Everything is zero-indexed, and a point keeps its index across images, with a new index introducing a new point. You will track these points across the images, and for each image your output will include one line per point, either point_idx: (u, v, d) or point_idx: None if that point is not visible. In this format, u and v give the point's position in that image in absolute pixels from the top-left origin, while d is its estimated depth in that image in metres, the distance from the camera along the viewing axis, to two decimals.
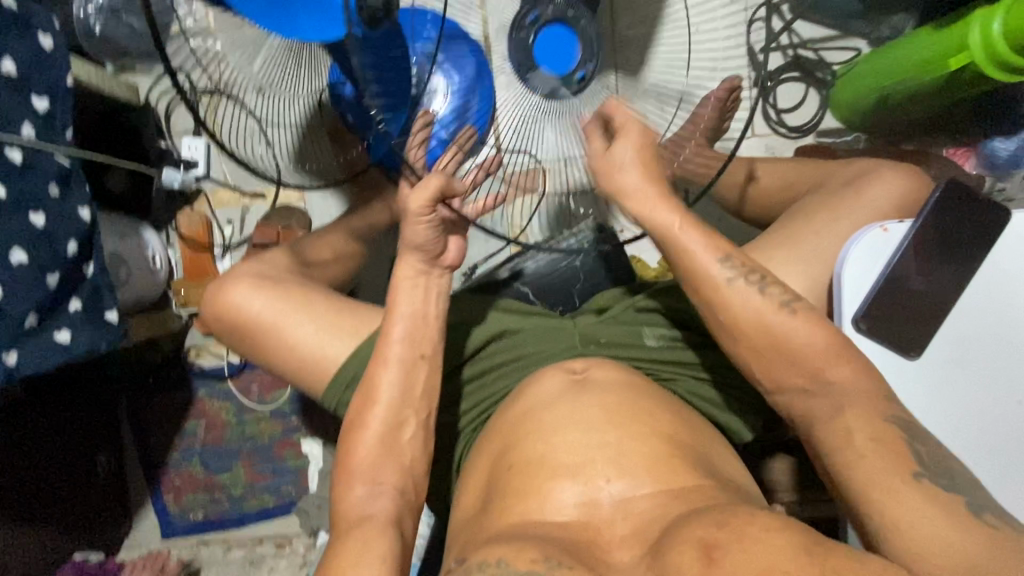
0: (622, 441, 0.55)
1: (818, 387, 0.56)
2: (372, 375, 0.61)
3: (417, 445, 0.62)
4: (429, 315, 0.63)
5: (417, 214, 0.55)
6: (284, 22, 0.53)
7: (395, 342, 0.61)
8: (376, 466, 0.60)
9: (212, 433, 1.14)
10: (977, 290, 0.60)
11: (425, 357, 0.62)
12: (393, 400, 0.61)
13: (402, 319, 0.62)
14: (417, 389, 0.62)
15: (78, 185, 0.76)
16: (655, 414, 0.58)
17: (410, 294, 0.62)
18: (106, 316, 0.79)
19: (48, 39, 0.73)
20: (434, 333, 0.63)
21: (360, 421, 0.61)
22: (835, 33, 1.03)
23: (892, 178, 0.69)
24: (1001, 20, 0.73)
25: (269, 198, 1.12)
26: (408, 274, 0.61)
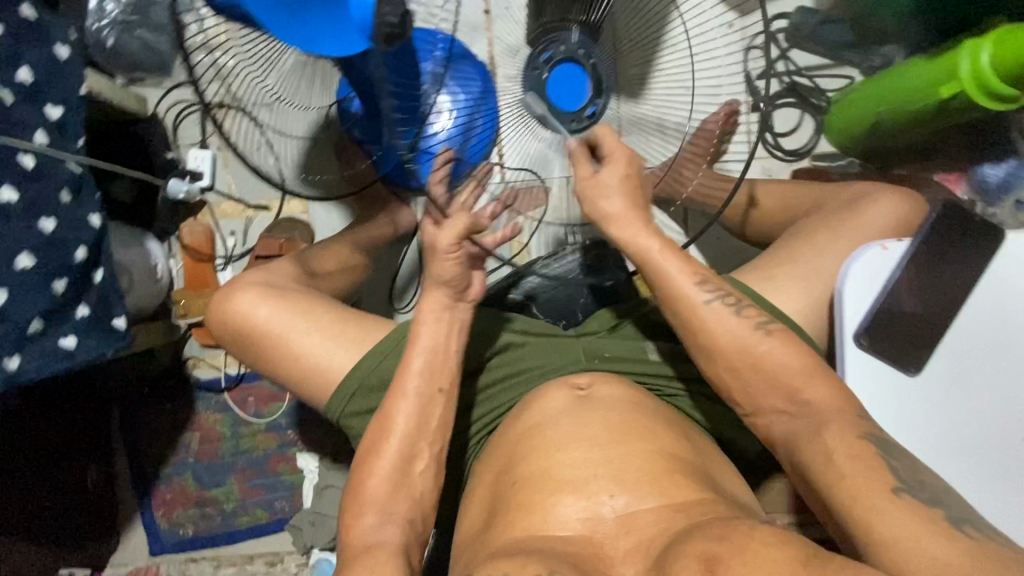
0: (626, 458, 0.54)
1: (794, 409, 0.55)
2: (392, 407, 0.61)
3: (428, 478, 0.61)
4: (450, 349, 0.63)
5: (445, 250, 0.61)
6: (308, 39, 0.55)
7: (414, 376, 0.61)
8: (390, 498, 0.59)
9: (207, 446, 1.12)
10: (972, 309, 0.62)
11: (443, 392, 0.62)
12: (409, 428, 0.60)
13: (422, 352, 0.62)
14: (433, 422, 0.61)
15: (90, 193, 0.76)
16: (657, 429, 0.58)
17: (432, 329, 0.62)
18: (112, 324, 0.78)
19: (64, 49, 0.74)
20: (452, 363, 0.63)
21: (376, 450, 0.60)
22: (829, 62, 1.06)
23: (889, 200, 0.70)
24: (990, 51, 0.77)
25: (273, 210, 1.12)
26: (434, 307, 0.63)
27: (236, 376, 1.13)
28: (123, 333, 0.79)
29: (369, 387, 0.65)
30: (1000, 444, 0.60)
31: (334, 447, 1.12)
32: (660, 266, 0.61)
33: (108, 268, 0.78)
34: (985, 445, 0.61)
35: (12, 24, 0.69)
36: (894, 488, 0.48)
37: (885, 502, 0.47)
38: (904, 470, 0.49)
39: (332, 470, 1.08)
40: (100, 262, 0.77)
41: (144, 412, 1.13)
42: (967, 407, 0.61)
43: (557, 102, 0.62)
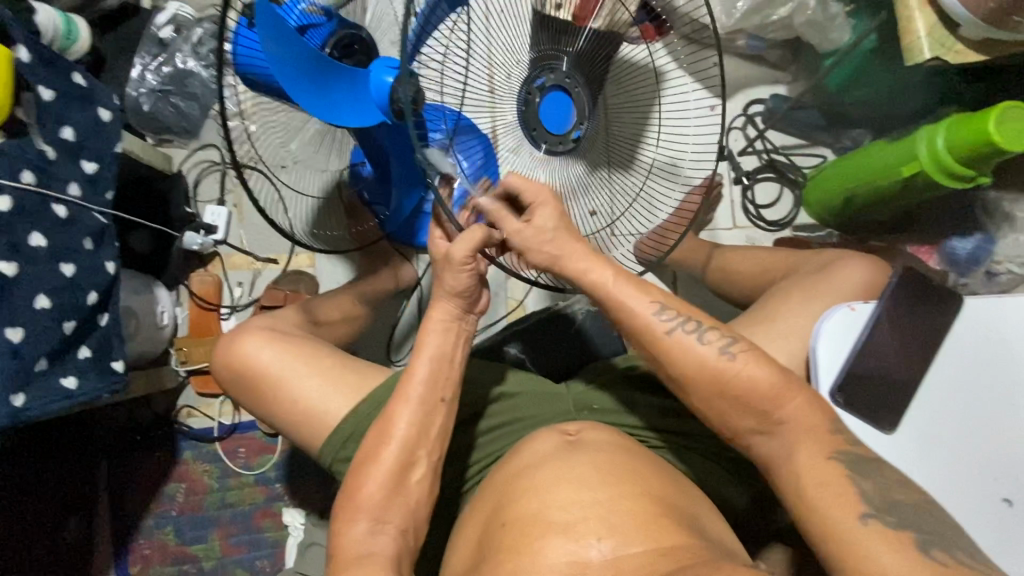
0: (614, 500, 0.55)
1: (768, 426, 0.57)
2: (392, 412, 0.63)
3: (424, 488, 0.63)
4: (453, 358, 0.66)
5: (459, 263, 0.63)
6: (330, 111, 0.61)
7: (417, 383, 0.64)
8: (384, 504, 0.60)
9: (192, 498, 1.10)
10: (939, 370, 0.65)
11: (445, 401, 0.64)
12: (409, 436, 0.62)
13: (428, 359, 0.65)
14: (432, 430, 0.64)
15: (110, 241, 0.81)
16: (646, 476, 0.58)
17: (440, 335, 0.66)
18: (112, 366, 0.81)
19: (107, 112, 0.81)
20: (454, 373, 0.66)
21: (373, 452, 0.62)
22: (802, 143, 1.15)
23: (857, 264, 0.75)
24: (943, 137, 0.84)
25: (282, 263, 1.17)
26: (440, 318, 0.66)
27: (229, 425, 1.13)
28: (117, 376, 0.81)
29: (363, 431, 0.67)
30: (976, 502, 0.63)
31: (324, 501, 1.11)
32: (614, 295, 0.63)
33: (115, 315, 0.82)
34: (963, 502, 0.63)
35: (62, 89, 0.76)
36: (862, 514, 0.50)
37: (868, 542, 0.49)
38: (873, 493, 0.52)
39: (318, 526, 1.06)
40: (106, 308, 0.81)
41: (132, 461, 1.11)
42: (944, 463, 0.64)
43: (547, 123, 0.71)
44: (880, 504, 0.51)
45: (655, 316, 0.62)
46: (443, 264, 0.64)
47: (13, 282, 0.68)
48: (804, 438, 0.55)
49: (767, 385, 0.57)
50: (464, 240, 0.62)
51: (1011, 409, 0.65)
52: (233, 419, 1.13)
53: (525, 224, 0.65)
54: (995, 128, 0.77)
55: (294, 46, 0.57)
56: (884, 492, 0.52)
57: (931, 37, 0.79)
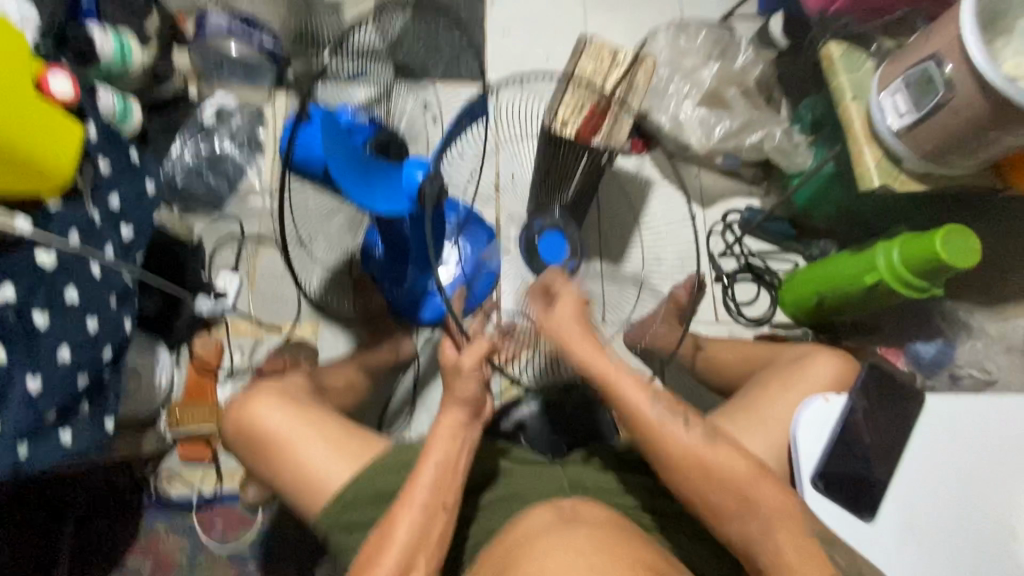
0: (609, 563, 0.53)
1: (749, 506, 0.60)
2: (393, 518, 0.62)
3: None
4: (456, 466, 0.66)
5: (469, 371, 0.67)
6: (367, 198, 0.69)
7: (422, 486, 0.63)
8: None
9: (158, 574, 1.05)
10: (909, 462, 0.70)
11: (446, 508, 0.64)
12: (409, 543, 0.61)
13: (434, 465, 0.64)
14: (433, 534, 0.63)
15: (131, 301, 0.87)
16: (642, 549, 0.58)
17: (446, 444, 0.66)
18: (104, 423, 0.82)
19: (151, 185, 0.91)
20: (458, 479, 0.66)
21: (374, 560, 0.60)
22: (775, 248, 1.26)
23: (829, 357, 0.82)
24: (898, 252, 0.96)
25: (285, 331, 1.21)
26: (451, 424, 0.67)
27: (209, 496, 1.09)
28: (107, 434, 0.82)
29: (361, 499, 0.68)
30: None
31: None
32: (614, 384, 0.68)
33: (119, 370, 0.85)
34: None
35: (117, 162, 0.85)
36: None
37: None
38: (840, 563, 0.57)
39: None
40: (114, 365, 0.84)
41: (101, 530, 1.06)
42: (917, 554, 0.67)
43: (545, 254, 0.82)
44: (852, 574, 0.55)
45: (653, 406, 0.67)
46: (451, 373, 0.67)
47: (41, 333, 0.71)
48: (788, 524, 0.60)
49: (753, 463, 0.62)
50: (473, 351, 0.67)
51: (979, 502, 0.70)
52: (214, 488, 1.10)
53: (550, 314, 0.72)
54: (940, 246, 0.88)
55: (345, 144, 0.67)
56: (855, 567, 0.56)
57: (879, 168, 0.93)
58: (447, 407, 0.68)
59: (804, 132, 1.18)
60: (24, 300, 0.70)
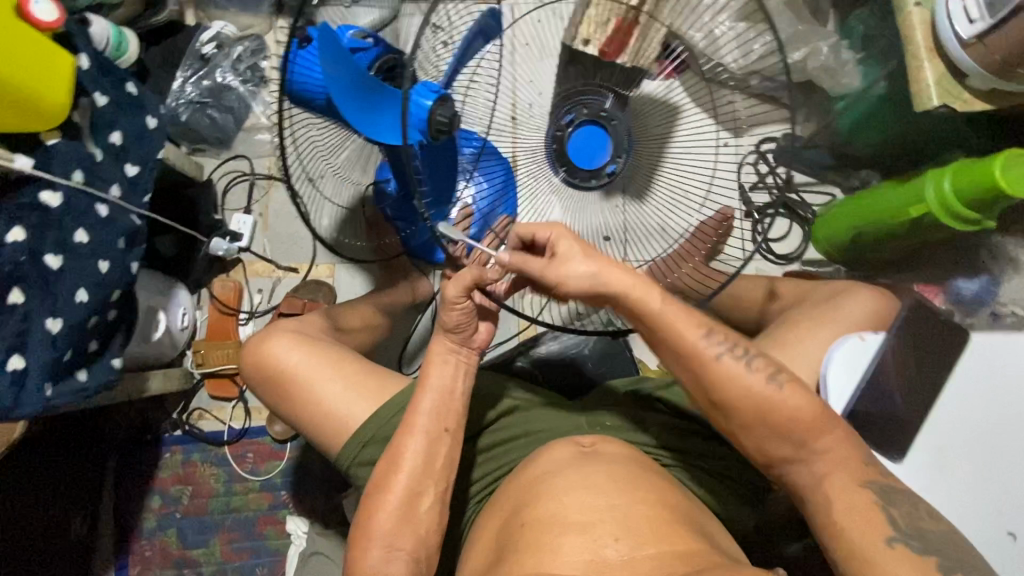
0: (630, 503, 0.54)
1: (783, 445, 0.58)
2: (400, 444, 0.64)
3: (434, 516, 0.63)
4: (456, 390, 0.66)
5: (452, 301, 0.63)
6: (370, 127, 0.65)
7: (423, 413, 0.64)
8: (396, 533, 0.62)
9: (196, 502, 1.11)
10: (948, 401, 0.68)
11: (449, 432, 0.65)
12: (416, 468, 0.63)
13: (432, 391, 0.65)
14: (438, 461, 0.64)
15: (140, 241, 0.85)
16: (653, 480, 0.58)
17: (441, 369, 0.66)
18: (111, 363, 0.82)
19: (153, 120, 0.86)
20: (459, 405, 0.66)
21: (384, 485, 0.63)
22: (812, 181, 1.19)
23: (867, 295, 0.78)
24: (949, 180, 0.88)
25: (302, 272, 1.20)
26: (440, 350, 0.67)
27: (239, 430, 1.14)
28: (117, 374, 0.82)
29: (383, 436, 0.68)
30: (976, 535, 0.65)
31: (328, 512, 1.11)
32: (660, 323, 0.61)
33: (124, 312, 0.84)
34: (965, 530, 0.65)
35: (114, 96, 0.80)
36: (889, 538, 0.54)
37: (875, 554, 0.52)
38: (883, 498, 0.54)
39: (323, 535, 1.06)
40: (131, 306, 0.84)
41: (141, 460, 1.12)
42: (950, 493, 0.66)
43: (576, 159, 0.77)
44: (909, 531, 0.55)
45: (704, 341, 0.61)
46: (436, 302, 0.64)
47: (56, 275, 0.71)
48: None
49: (820, 424, 0.60)
50: (455, 281, 0.61)
51: (1019, 442, 0.67)
52: (243, 423, 1.14)
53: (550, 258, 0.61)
54: (1000, 175, 0.80)
55: (346, 65, 0.61)
56: None
57: (940, 86, 0.83)
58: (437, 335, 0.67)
59: (854, 48, 1.07)
60: (36, 242, 0.69)
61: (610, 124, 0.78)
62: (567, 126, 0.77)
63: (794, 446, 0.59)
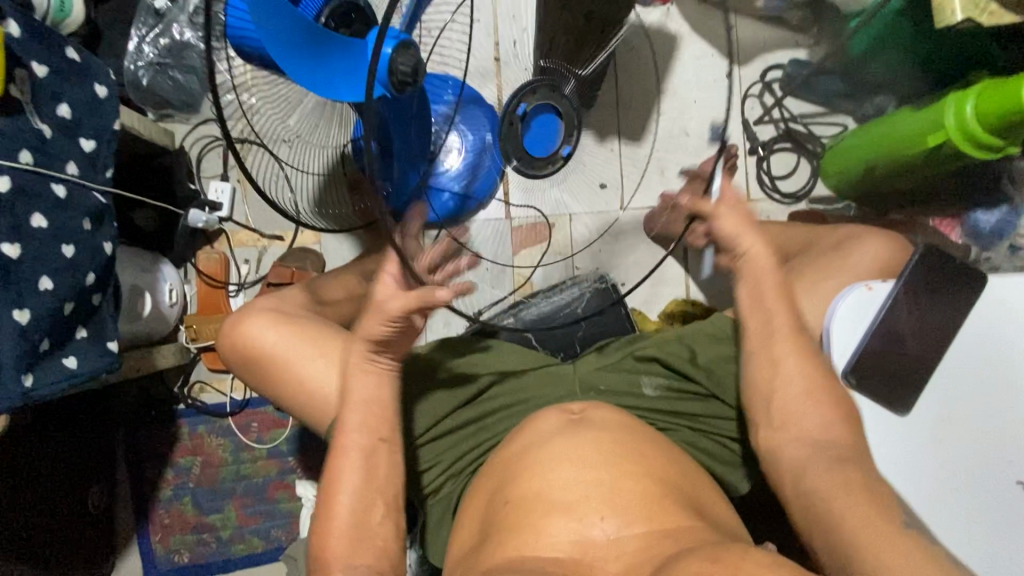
0: (617, 479, 0.58)
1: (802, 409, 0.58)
2: (339, 465, 0.66)
3: (388, 527, 0.67)
4: (384, 400, 0.68)
5: (387, 316, 0.62)
6: (325, 83, 0.62)
7: (353, 430, 0.66)
8: (353, 552, 0.64)
9: (207, 471, 1.13)
10: (959, 349, 0.66)
11: (384, 441, 0.67)
12: (360, 484, 0.66)
13: (359, 406, 0.67)
14: (380, 472, 0.67)
15: (108, 221, 0.81)
16: (648, 455, 0.62)
17: (370, 382, 0.67)
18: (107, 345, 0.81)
19: (102, 88, 0.79)
20: (392, 413, 0.68)
21: (329, 508, 0.65)
22: (823, 110, 1.10)
23: (879, 240, 0.73)
24: (973, 103, 0.80)
25: (287, 240, 1.17)
26: (359, 360, 0.67)
27: (241, 401, 1.14)
28: (116, 355, 0.81)
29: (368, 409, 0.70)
30: (983, 485, 0.64)
31: None
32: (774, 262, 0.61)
33: (109, 294, 0.82)
34: (973, 479, 0.64)
35: (54, 65, 0.74)
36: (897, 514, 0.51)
37: None
38: None
39: None
40: (105, 288, 0.81)
41: (150, 433, 1.14)
42: (955, 442, 0.64)
43: (531, 147, 0.75)
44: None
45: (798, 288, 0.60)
46: (374, 310, 0.62)
47: (16, 264, 0.68)
48: None
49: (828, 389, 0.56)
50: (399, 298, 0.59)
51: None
52: (245, 394, 1.15)
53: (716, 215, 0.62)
54: None
55: (284, 16, 0.60)
56: None
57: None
58: (353, 345, 0.67)
59: None
60: None
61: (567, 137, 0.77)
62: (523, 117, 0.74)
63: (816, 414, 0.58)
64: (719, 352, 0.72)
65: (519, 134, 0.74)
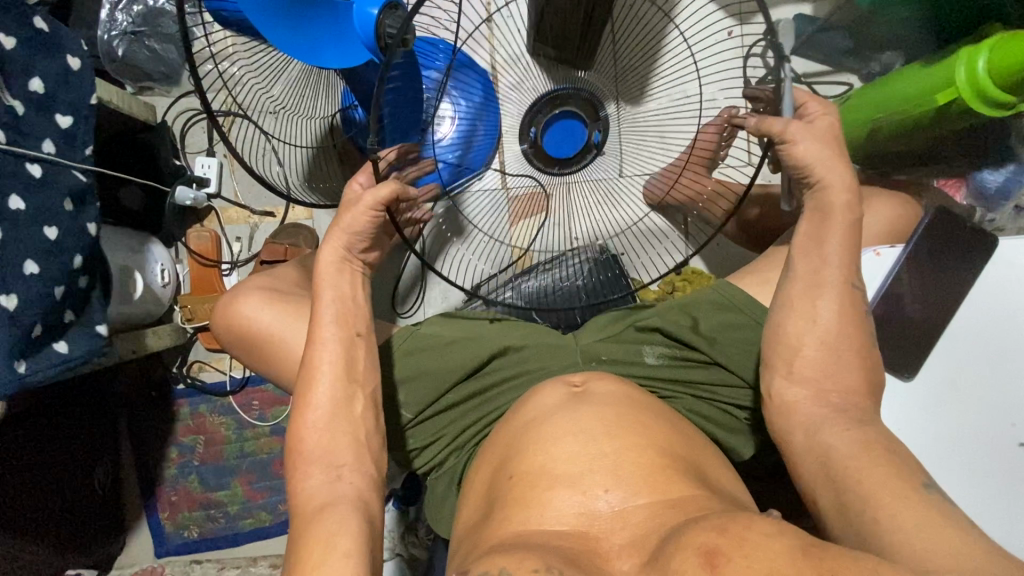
0: (621, 452, 0.58)
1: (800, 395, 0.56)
2: (312, 360, 0.63)
3: (369, 419, 0.64)
4: (356, 297, 0.65)
5: (368, 205, 0.62)
6: (311, 52, 0.59)
7: (327, 323, 0.63)
8: (331, 450, 0.61)
9: (211, 450, 1.13)
10: (966, 313, 0.65)
11: (361, 335, 0.65)
12: (336, 374, 0.63)
13: (330, 301, 0.64)
14: (358, 365, 0.64)
15: (92, 201, 0.78)
16: (650, 427, 0.62)
17: (336, 277, 0.64)
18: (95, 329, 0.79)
19: (76, 60, 0.76)
20: (364, 310, 0.66)
21: (304, 402, 0.62)
22: (827, 69, 1.07)
23: (887, 205, 0.72)
24: (986, 57, 0.76)
25: (279, 216, 1.14)
26: (331, 260, 0.65)
27: (241, 380, 1.14)
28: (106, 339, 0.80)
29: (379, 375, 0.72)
30: (988, 447, 0.64)
31: None
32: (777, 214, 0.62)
33: (96, 277, 0.80)
34: (976, 446, 0.64)
35: (23, 36, 0.70)
36: (896, 479, 0.51)
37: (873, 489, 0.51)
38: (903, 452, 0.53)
39: None
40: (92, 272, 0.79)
41: (152, 414, 1.14)
42: (959, 406, 0.65)
43: (557, 150, 0.70)
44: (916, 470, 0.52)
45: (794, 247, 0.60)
46: (347, 203, 0.63)
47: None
48: None
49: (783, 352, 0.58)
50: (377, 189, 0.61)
51: None
52: (244, 373, 1.14)
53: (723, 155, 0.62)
54: None
55: None
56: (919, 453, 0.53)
57: None
58: (326, 240, 0.64)
59: None
60: None
61: (594, 124, 0.69)
62: (542, 120, 0.70)
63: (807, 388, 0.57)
64: (722, 318, 0.71)
65: (539, 142, 0.70)
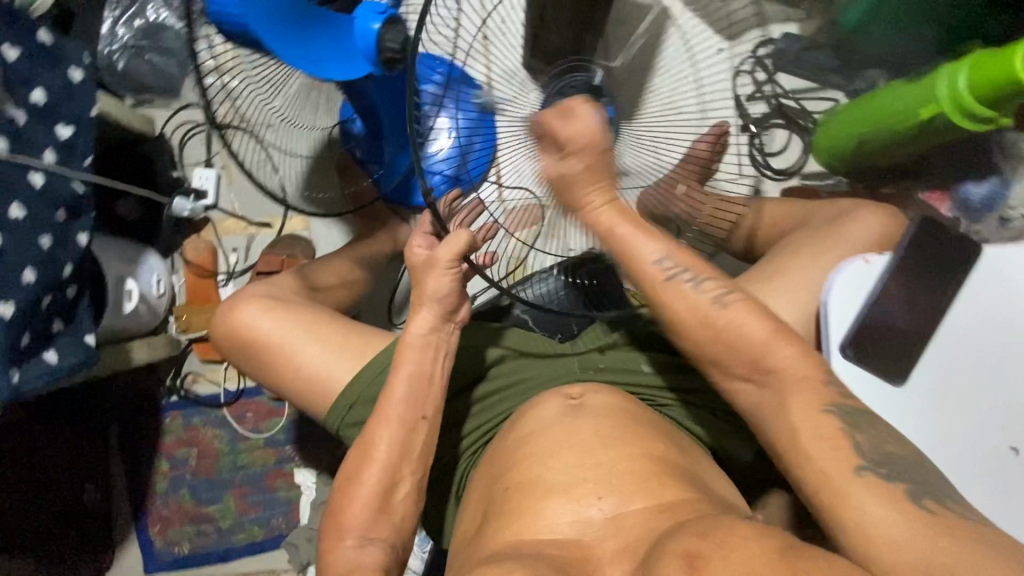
0: (615, 462, 0.58)
1: (758, 375, 0.58)
2: (373, 435, 0.65)
3: (410, 501, 0.65)
4: (433, 374, 0.67)
5: (443, 267, 0.65)
6: (312, 62, 0.61)
7: (397, 402, 0.65)
8: (371, 517, 0.63)
9: (204, 462, 1.12)
10: (953, 320, 0.67)
11: (427, 418, 0.66)
12: (392, 455, 0.64)
13: (407, 375, 0.65)
14: (416, 448, 0.65)
15: (88, 211, 0.79)
16: (646, 435, 0.62)
17: (417, 355, 0.66)
18: (85, 339, 0.79)
19: (79, 73, 0.77)
20: (435, 389, 0.67)
21: (357, 475, 0.64)
22: (814, 86, 1.08)
23: (875, 217, 0.76)
24: (965, 77, 0.79)
25: (276, 227, 1.14)
26: (420, 329, 0.67)
27: (236, 391, 1.13)
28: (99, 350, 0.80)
29: (369, 395, 0.70)
30: (979, 452, 0.65)
31: (334, 462, 1.13)
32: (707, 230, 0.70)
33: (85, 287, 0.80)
34: (967, 450, 0.65)
35: (28, 48, 0.71)
36: (858, 466, 0.52)
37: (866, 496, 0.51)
38: (866, 443, 0.54)
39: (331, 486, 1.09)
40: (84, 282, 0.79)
41: (143, 427, 1.13)
42: (952, 414, 0.66)
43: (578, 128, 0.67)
44: (874, 455, 0.53)
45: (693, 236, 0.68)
46: (427, 268, 0.66)
47: None
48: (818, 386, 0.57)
49: (782, 339, 0.59)
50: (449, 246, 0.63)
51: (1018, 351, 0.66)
52: (238, 385, 1.14)
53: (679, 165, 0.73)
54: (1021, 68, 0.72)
55: None
56: (879, 445, 0.54)
57: None
58: (418, 310, 0.67)
59: None
60: None
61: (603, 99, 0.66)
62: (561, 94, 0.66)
63: (752, 368, 0.59)
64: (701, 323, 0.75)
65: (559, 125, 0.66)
